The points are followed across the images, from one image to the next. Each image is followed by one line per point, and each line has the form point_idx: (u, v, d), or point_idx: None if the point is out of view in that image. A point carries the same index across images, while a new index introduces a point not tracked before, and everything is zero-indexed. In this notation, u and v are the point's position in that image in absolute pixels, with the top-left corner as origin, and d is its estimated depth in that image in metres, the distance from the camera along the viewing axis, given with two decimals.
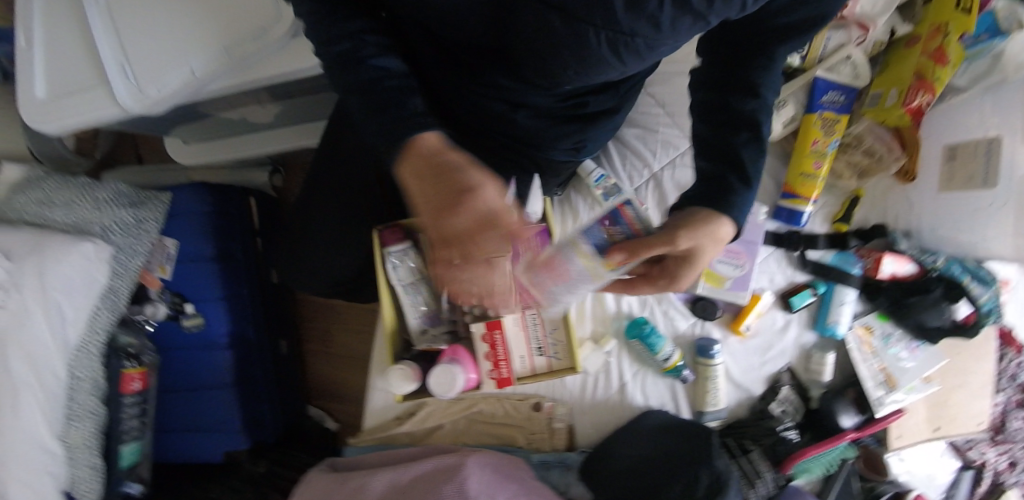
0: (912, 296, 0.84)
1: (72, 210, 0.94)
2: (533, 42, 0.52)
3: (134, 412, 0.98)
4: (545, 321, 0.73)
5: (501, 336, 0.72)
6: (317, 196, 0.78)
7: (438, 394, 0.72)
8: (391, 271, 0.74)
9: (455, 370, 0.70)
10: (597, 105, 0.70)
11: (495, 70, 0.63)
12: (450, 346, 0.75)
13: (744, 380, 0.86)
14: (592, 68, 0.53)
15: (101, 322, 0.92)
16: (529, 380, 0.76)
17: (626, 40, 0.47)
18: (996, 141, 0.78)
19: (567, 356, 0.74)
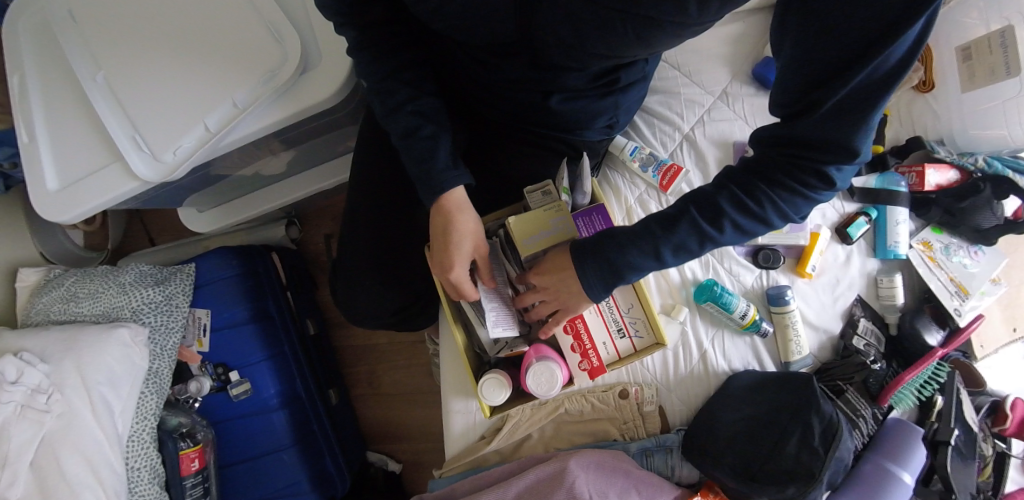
0: (964, 201, 0.83)
1: (98, 299, 0.92)
2: (563, 21, 0.52)
3: (198, 493, 0.92)
4: (621, 299, 0.71)
5: (583, 324, 0.71)
6: (362, 220, 0.75)
7: (541, 395, 0.68)
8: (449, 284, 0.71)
9: (551, 364, 0.67)
10: (630, 77, 0.69)
11: (518, 61, 0.63)
12: (531, 346, 0.71)
13: (821, 321, 0.84)
14: (618, 50, 0.54)
15: (149, 406, 0.89)
16: (619, 365, 0.71)
17: (652, 25, 0.47)
18: (1007, 32, 0.77)
19: (649, 333, 0.71)
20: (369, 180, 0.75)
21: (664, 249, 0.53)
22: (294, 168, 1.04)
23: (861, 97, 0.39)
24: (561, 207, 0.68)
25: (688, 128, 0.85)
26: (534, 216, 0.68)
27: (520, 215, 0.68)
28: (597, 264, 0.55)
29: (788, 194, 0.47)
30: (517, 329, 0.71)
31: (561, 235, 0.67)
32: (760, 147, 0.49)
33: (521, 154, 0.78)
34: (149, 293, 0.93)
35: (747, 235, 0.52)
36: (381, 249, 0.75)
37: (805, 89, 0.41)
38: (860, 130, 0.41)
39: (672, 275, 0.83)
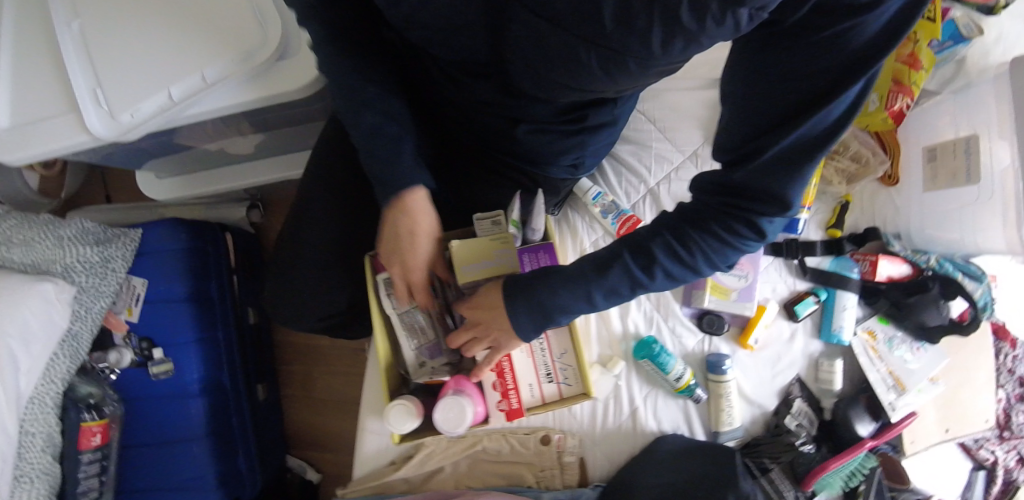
0: (913, 295, 0.83)
1: (33, 248, 0.88)
2: (528, 56, 0.52)
3: (93, 471, 0.87)
4: (554, 343, 0.69)
5: (509, 362, 0.69)
6: (310, 222, 0.75)
7: (446, 433, 0.66)
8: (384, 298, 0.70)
9: (463, 401, 0.65)
10: (597, 118, 0.68)
11: (487, 84, 0.63)
12: (454, 377, 0.70)
13: (757, 395, 0.83)
14: (583, 85, 0.53)
15: (58, 369, 0.84)
16: (540, 410, 0.70)
17: (616, 57, 0.45)
18: (972, 141, 0.79)
19: (578, 382, 0.70)
20: (325, 183, 0.75)
21: (595, 294, 0.52)
22: (262, 151, 1.02)
23: (806, 142, 0.38)
24: (508, 238, 0.67)
25: (653, 183, 0.86)
26: (477, 243, 0.67)
27: (463, 242, 0.66)
28: (529, 305, 0.53)
29: (720, 243, 0.47)
30: (444, 358, 0.72)
31: (501, 267, 0.66)
32: (699, 193, 0.49)
33: (486, 180, 0.80)
34: (86, 251, 0.89)
35: (676, 282, 0.51)
36: (326, 248, 0.75)
37: (750, 135, 0.41)
38: (796, 182, 0.41)
39: (615, 326, 0.82)
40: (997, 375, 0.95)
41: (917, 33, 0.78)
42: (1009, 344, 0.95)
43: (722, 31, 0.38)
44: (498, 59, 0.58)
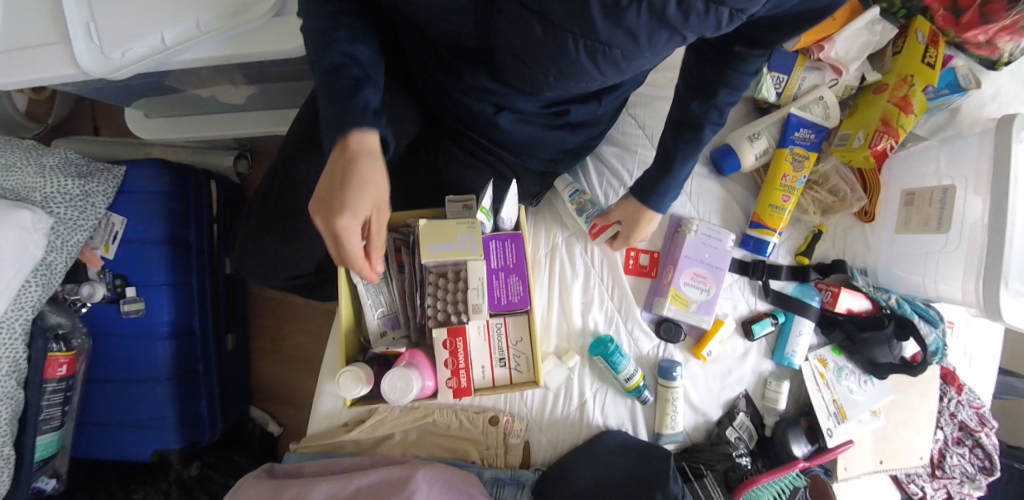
0: (866, 332, 0.86)
1: (14, 174, 0.87)
2: (527, 44, 0.55)
3: (56, 401, 0.89)
4: (511, 330, 0.74)
5: (463, 343, 0.70)
6: (291, 181, 0.77)
7: (391, 402, 0.67)
8: (354, 267, 0.72)
9: (410, 374, 0.66)
10: (580, 114, 0.73)
11: (478, 72, 0.65)
12: (408, 350, 0.72)
13: (702, 405, 0.87)
14: (573, 74, 0.57)
15: (29, 297, 0.84)
16: (489, 393, 0.74)
17: (603, 49, 0.52)
18: (950, 191, 0.80)
19: (529, 370, 0.74)
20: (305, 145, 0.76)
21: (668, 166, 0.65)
22: (253, 104, 1.02)
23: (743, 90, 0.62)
24: (476, 225, 0.70)
25: (633, 189, 0.88)
26: (445, 226, 0.69)
27: (434, 221, 0.70)
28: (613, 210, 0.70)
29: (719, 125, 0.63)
30: (402, 331, 0.77)
31: (463, 252, 0.69)
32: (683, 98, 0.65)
33: (466, 164, 0.80)
34: (67, 183, 0.90)
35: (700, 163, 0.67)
36: (302, 211, 0.77)
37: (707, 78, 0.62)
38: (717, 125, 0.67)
39: (575, 322, 0.85)
40: (939, 417, 0.97)
41: (914, 77, 0.81)
42: (954, 388, 0.98)
43: (704, 26, 0.49)
44: (488, 47, 0.60)
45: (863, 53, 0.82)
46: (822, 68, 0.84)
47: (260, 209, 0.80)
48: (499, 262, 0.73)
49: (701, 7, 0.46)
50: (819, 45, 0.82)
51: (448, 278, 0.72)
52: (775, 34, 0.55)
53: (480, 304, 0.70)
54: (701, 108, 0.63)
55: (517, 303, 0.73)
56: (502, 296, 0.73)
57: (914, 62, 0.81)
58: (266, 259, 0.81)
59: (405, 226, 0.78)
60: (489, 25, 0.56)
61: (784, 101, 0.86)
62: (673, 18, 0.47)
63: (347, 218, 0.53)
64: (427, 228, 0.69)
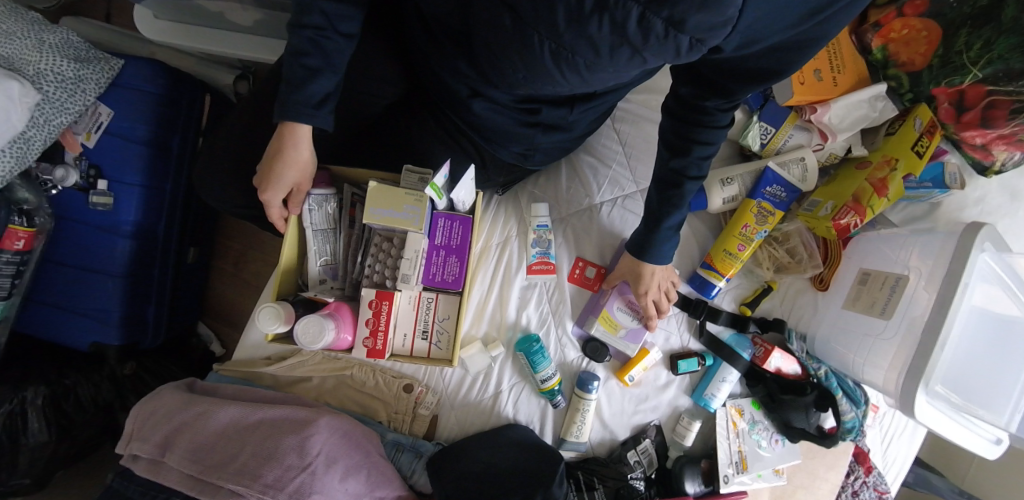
0: (787, 394, 0.88)
1: (11, 42, 0.88)
2: (500, 33, 0.55)
3: (8, 272, 0.91)
4: (441, 307, 0.75)
5: (388, 307, 0.71)
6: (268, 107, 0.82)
7: (302, 346, 0.66)
8: (306, 213, 0.72)
9: (323, 323, 0.66)
10: (551, 116, 0.74)
11: (457, 54, 0.67)
12: (336, 301, 0.71)
13: (612, 422, 0.89)
14: (540, 75, 0.60)
15: (2, 168, 0.86)
16: (404, 360, 0.76)
17: (567, 54, 0.54)
18: (903, 280, 0.80)
19: (448, 348, 0.75)
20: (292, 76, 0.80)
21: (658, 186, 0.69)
22: (260, 28, 1.03)
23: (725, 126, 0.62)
24: (423, 199, 0.68)
25: (598, 201, 0.88)
26: (392, 192, 0.68)
27: (380, 186, 0.69)
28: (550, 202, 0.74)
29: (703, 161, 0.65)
30: (337, 283, 0.76)
31: (405, 222, 0.68)
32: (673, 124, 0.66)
33: (437, 138, 0.81)
34: (61, 64, 0.91)
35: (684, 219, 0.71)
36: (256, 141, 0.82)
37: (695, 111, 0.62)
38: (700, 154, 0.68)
39: (509, 314, 0.87)
40: (839, 492, 1.00)
41: (897, 161, 0.80)
42: (863, 469, 0.99)
43: (664, 53, 0.50)
44: (465, 29, 0.62)
45: (855, 126, 0.81)
46: (811, 131, 0.83)
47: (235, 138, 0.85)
48: (443, 239, 0.74)
49: (661, 30, 0.46)
50: (813, 107, 0.80)
51: (393, 243, 0.72)
52: (746, 81, 0.55)
53: (410, 274, 0.69)
54: (679, 166, 0.66)
55: (451, 283, 0.74)
56: (437, 273, 0.74)
57: (904, 147, 0.80)
58: (225, 182, 0.83)
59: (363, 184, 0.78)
60: (467, 8, 0.57)
61: (767, 153, 0.86)
62: (634, 36, 0.48)
63: (271, 194, 0.68)
64: (376, 190, 0.69)
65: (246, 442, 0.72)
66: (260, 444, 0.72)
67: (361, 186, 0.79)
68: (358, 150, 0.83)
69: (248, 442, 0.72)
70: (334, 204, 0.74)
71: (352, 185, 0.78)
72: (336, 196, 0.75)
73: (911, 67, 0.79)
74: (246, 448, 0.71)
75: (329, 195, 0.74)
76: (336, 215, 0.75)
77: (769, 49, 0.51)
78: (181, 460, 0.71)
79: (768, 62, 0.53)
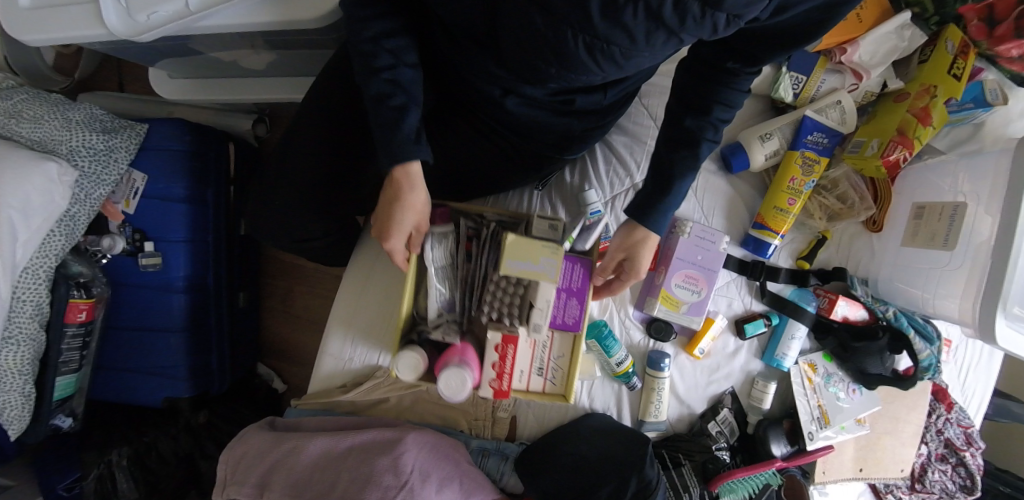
0: (859, 341, 0.87)
1: (40, 126, 0.90)
2: (533, 34, 0.56)
3: (76, 345, 0.95)
4: (555, 345, 0.76)
5: (513, 349, 0.71)
6: (311, 132, 0.77)
7: (445, 397, 0.69)
8: (428, 252, 0.72)
9: (466, 373, 0.67)
10: (586, 104, 0.74)
11: (487, 59, 0.67)
12: (460, 344, 0.72)
13: (687, 397, 0.89)
14: (576, 68, 0.60)
15: (54, 246, 0.89)
16: (520, 396, 0.77)
17: (602, 45, 0.55)
18: (961, 207, 0.78)
19: (562, 383, 0.76)
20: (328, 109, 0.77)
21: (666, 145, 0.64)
22: (273, 70, 1.00)
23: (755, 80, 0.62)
24: (559, 252, 0.68)
25: (638, 180, 0.89)
26: (529, 244, 0.68)
27: (520, 237, 0.68)
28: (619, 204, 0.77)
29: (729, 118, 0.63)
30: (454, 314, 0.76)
31: (541, 275, 0.68)
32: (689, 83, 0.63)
33: (476, 143, 0.83)
34: (91, 137, 0.92)
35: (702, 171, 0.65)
36: (301, 173, 0.79)
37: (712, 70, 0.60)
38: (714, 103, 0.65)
39: None
40: (924, 432, 0.98)
41: (937, 88, 0.78)
42: (944, 406, 0.97)
43: (699, 29, 0.53)
44: (494, 35, 0.62)
45: (886, 60, 0.79)
46: (843, 72, 0.81)
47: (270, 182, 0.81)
48: (564, 281, 0.74)
49: (698, 11, 0.50)
50: (841, 48, 0.79)
51: (511, 281, 0.72)
52: (779, 42, 0.55)
53: (540, 323, 0.71)
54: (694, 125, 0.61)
55: (572, 325, 0.74)
56: (559, 314, 0.74)
57: (941, 71, 0.78)
58: (274, 222, 0.83)
59: (478, 215, 0.81)
60: (496, 14, 0.58)
61: (801, 103, 0.83)
62: (669, 19, 0.51)
63: (393, 246, 0.68)
64: (513, 242, 0.68)
65: (339, 469, 0.74)
66: (356, 469, 0.73)
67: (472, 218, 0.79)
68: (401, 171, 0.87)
69: (342, 469, 0.74)
70: (451, 243, 0.75)
71: (466, 217, 0.80)
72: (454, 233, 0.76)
73: None
74: (343, 476, 0.73)
75: (447, 232, 0.74)
76: (453, 249, 0.75)
77: (805, 11, 0.53)
78: (281, 494, 0.74)
79: (801, 20, 0.54)
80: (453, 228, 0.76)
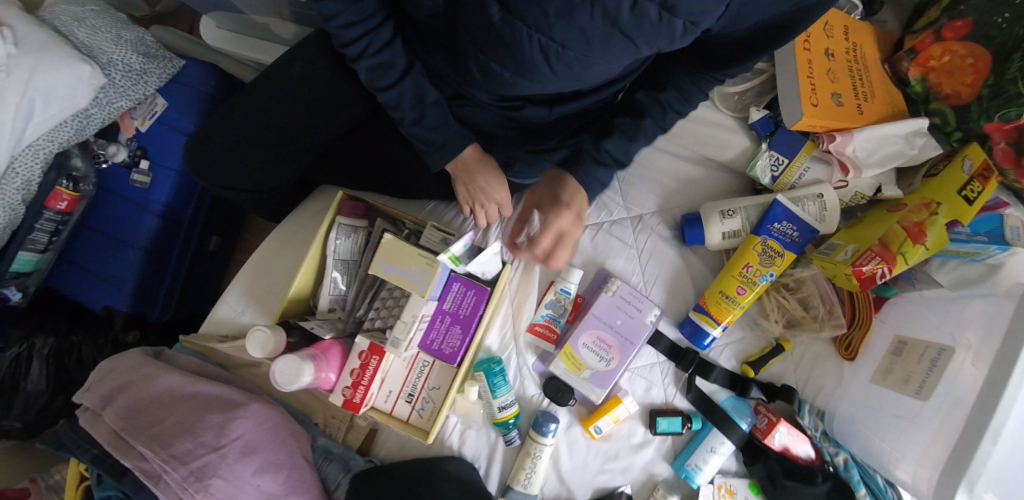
0: (791, 479, 0.71)
1: (96, 34, 1.02)
2: (477, 38, 0.52)
3: (47, 229, 1.02)
4: (434, 374, 0.71)
5: (378, 362, 0.67)
6: (269, 95, 0.75)
7: (276, 385, 0.63)
8: (331, 244, 0.73)
9: (305, 367, 0.62)
10: (531, 116, 0.71)
11: (438, 54, 0.63)
12: (329, 340, 0.69)
13: (569, 478, 0.76)
14: (528, 72, 0.54)
15: (60, 135, 0.98)
16: (379, 416, 0.70)
17: (557, 49, 0.49)
18: (947, 351, 0.64)
19: (429, 419, 0.70)
20: (296, 80, 0.74)
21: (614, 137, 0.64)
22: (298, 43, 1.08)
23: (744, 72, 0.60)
24: (434, 264, 0.63)
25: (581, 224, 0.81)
26: (406, 250, 0.63)
27: (396, 239, 0.64)
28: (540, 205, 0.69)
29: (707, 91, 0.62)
30: (339, 313, 0.75)
31: (410, 284, 0.62)
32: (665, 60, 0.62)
33: None
34: (131, 57, 1.02)
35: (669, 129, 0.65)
36: (248, 127, 0.77)
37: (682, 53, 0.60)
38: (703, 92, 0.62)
39: None
40: None
41: (939, 205, 0.66)
42: None
43: (658, 37, 0.47)
44: (451, 34, 0.57)
45: (885, 163, 0.69)
46: (829, 162, 0.72)
47: (222, 115, 0.80)
48: (451, 306, 0.68)
49: (655, 14, 0.44)
50: (830, 135, 0.70)
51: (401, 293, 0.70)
52: (740, 59, 0.55)
53: (400, 339, 0.64)
54: (644, 101, 0.63)
55: (448, 355, 0.68)
56: (436, 340, 0.69)
57: (949, 190, 0.66)
58: (213, 164, 0.81)
59: (400, 223, 0.78)
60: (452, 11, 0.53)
61: (779, 188, 0.74)
62: (627, 25, 0.45)
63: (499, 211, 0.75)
64: (390, 243, 0.64)
65: (169, 412, 0.71)
66: (185, 415, 0.71)
67: (396, 223, 0.77)
68: (346, 155, 0.84)
69: (174, 412, 0.71)
70: (360, 237, 0.75)
71: (387, 220, 0.77)
72: (365, 229, 0.76)
73: (956, 100, 0.68)
74: (170, 417, 0.71)
75: (359, 227, 0.75)
76: (363, 247, 0.76)
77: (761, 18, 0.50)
78: (114, 412, 0.72)
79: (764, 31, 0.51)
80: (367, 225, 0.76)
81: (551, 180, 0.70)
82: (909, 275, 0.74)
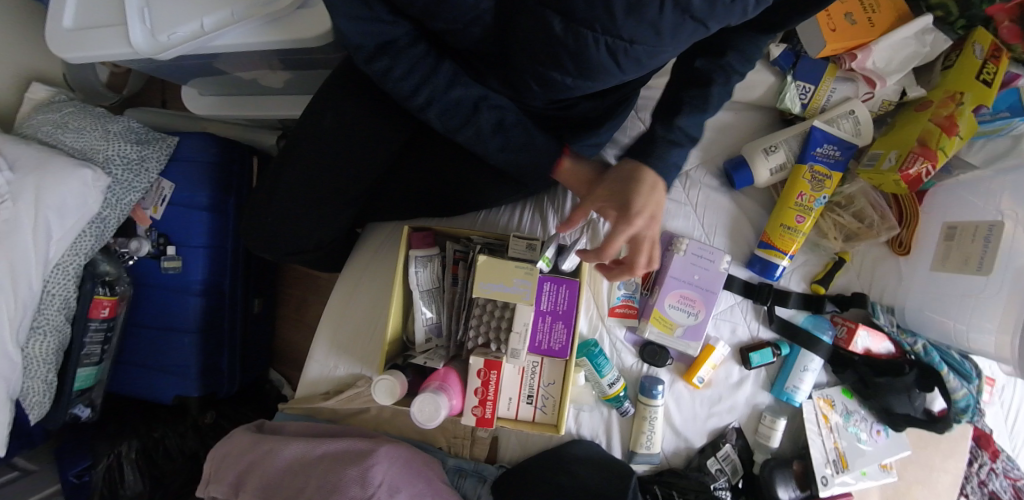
0: (883, 376, 0.77)
1: (83, 136, 0.98)
2: (533, 44, 0.54)
3: (98, 338, 1.01)
4: (546, 371, 0.73)
5: (497, 376, 0.69)
6: (308, 152, 0.75)
7: (419, 423, 0.65)
8: (412, 276, 0.75)
9: (440, 399, 0.65)
10: (586, 110, 0.70)
11: (490, 74, 0.64)
12: (443, 369, 0.70)
13: (685, 429, 0.82)
14: (593, 75, 0.55)
15: (84, 245, 0.96)
16: (508, 424, 0.74)
17: (625, 46, 0.51)
18: (997, 227, 0.69)
19: (553, 413, 0.74)
20: (331, 131, 0.74)
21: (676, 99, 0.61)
22: (290, 88, 1.05)
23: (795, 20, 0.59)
24: (533, 272, 0.68)
25: None
26: (502, 267, 0.68)
27: (491, 259, 0.69)
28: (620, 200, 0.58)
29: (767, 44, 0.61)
30: (440, 341, 0.77)
31: (515, 296, 0.68)
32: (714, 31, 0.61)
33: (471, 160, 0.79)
34: (126, 147, 0.99)
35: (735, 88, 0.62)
36: (298, 188, 0.78)
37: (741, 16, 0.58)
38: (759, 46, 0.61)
39: None
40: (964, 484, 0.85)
41: (963, 95, 0.71)
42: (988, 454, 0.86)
43: (731, 14, 0.49)
44: (504, 56, 0.59)
45: (906, 65, 0.73)
46: (855, 79, 0.76)
47: (266, 186, 0.80)
48: (549, 305, 0.70)
49: None
50: (851, 54, 0.73)
51: (496, 304, 0.72)
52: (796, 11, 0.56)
53: (519, 349, 0.69)
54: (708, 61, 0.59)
55: (558, 351, 0.71)
56: (543, 340, 0.71)
57: (968, 78, 0.71)
58: (271, 234, 0.82)
59: (467, 239, 0.79)
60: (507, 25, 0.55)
61: (811, 113, 0.78)
62: (698, 7, 0.46)
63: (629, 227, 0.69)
64: (484, 263, 0.69)
65: (306, 478, 0.74)
66: (323, 477, 0.73)
67: (463, 240, 0.79)
68: (392, 187, 0.85)
69: (312, 477, 0.74)
70: (436, 265, 0.77)
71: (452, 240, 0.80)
72: (438, 254, 0.78)
73: None
74: (311, 483, 0.73)
75: (433, 254, 0.76)
76: (440, 272, 0.77)
77: None
78: (251, 495, 0.74)
79: None
80: (438, 251, 0.78)
81: (627, 174, 0.58)
82: (946, 166, 0.79)
